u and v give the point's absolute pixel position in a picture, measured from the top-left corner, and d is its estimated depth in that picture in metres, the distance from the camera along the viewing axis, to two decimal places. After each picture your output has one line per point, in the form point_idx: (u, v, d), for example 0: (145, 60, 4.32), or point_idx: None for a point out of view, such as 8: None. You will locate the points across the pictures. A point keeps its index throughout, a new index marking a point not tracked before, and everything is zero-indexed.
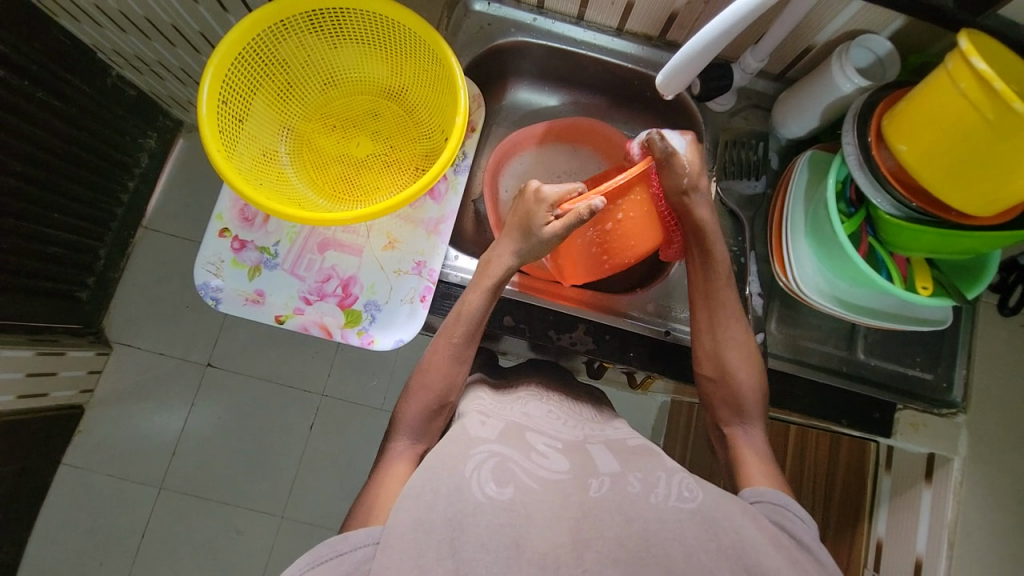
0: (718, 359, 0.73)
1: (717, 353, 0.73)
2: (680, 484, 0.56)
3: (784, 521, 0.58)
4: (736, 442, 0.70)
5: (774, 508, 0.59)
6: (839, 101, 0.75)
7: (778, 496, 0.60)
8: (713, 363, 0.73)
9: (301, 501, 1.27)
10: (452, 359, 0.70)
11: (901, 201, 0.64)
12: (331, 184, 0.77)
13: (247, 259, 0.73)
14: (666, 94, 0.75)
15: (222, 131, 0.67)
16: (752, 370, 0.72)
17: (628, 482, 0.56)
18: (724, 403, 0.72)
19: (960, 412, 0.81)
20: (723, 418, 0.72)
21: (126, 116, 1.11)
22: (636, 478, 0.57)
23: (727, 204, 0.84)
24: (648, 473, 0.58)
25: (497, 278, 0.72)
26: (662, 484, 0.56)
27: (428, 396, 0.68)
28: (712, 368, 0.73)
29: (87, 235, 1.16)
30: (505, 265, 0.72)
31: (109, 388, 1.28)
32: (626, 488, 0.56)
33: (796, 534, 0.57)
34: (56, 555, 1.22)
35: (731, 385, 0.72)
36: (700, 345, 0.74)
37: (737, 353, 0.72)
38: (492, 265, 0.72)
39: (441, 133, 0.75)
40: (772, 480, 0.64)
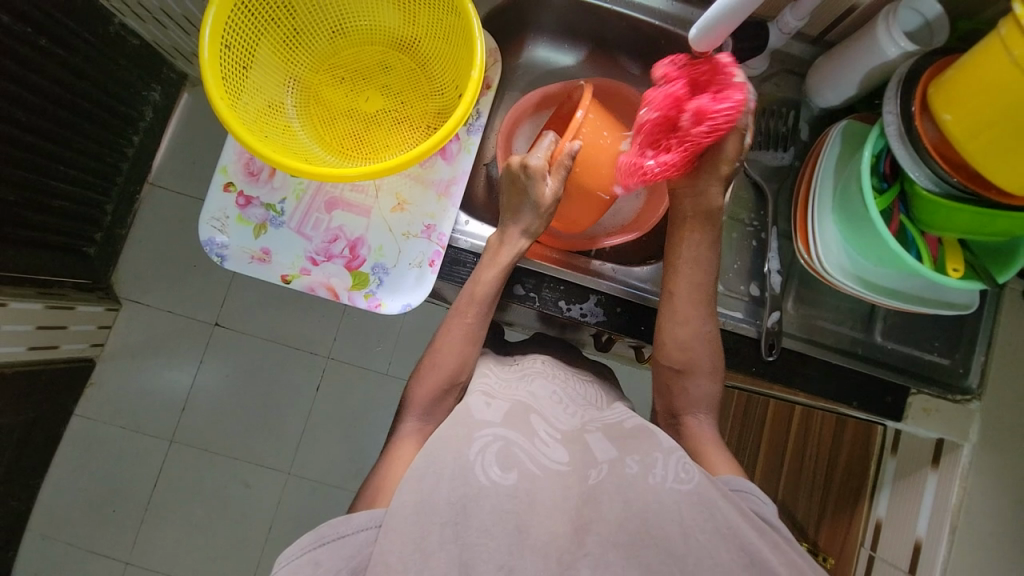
0: (688, 349, 0.68)
1: (687, 346, 0.68)
2: (677, 464, 0.54)
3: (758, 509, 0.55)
4: (693, 433, 0.67)
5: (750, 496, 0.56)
6: (880, 67, 0.70)
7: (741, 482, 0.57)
8: (682, 354, 0.68)
9: (307, 459, 1.30)
10: (463, 339, 0.68)
11: (940, 175, 0.60)
12: (339, 140, 0.73)
13: (253, 216, 0.71)
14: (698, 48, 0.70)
15: (226, 79, 0.63)
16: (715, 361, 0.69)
17: (625, 465, 0.55)
18: (684, 393, 0.68)
19: (974, 398, 0.79)
20: (678, 407, 0.68)
21: (131, 67, 1.07)
22: (632, 460, 0.56)
23: (751, 176, 0.81)
24: (645, 454, 0.56)
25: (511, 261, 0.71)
26: (660, 465, 0.54)
27: (439, 375, 0.66)
28: (678, 356, 0.68)
29: (93, 190, 1.14)
30: (519, 242, 0.72)
31: (119, 344, 1.29)
32: (623, 470, 0.55)
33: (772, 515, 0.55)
34: (71, 499, 1.26)
35: (692, 379, 0.68)
36: (668, 334, 0.69)
37: (706, 345, 0.68)
38: (503, 250, 0.71)
39: (455, 89, 0.71)
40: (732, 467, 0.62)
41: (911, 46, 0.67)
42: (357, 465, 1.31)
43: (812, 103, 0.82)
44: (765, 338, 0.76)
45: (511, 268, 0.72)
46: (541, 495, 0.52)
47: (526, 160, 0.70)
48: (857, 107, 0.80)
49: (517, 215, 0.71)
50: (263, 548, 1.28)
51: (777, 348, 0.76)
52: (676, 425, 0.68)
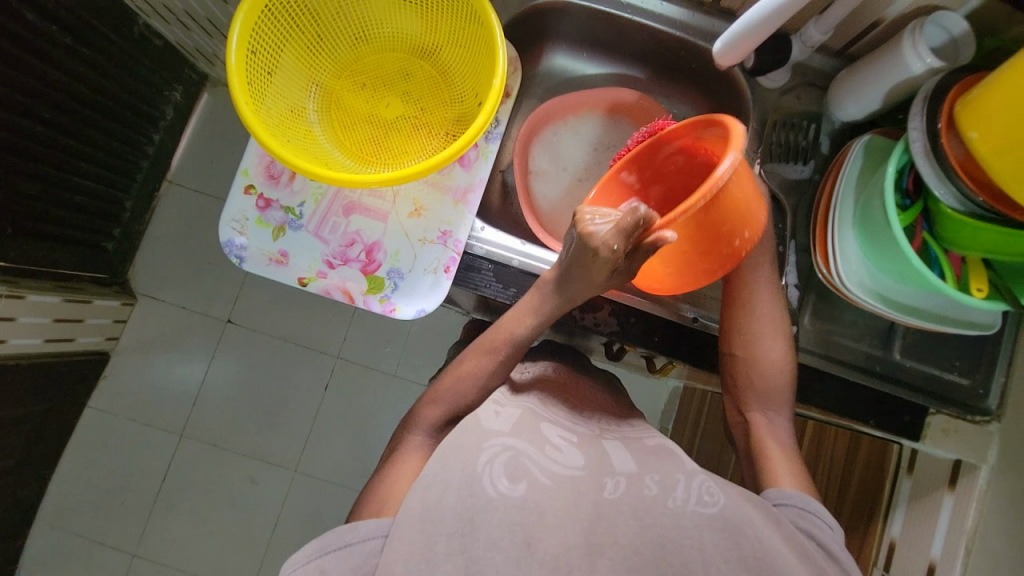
0: (749, 335, 0.70)
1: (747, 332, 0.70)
2: (701, 488, 0.55)
3: (809, 529, 0.56)
4: (757, 428, 0.68)
5: (802, 512, 0.57)
6: (906, 82, 0.69)
7: (804, 501, 0.58)
8: (744, 340, 0.70)
9: (314, 458, 1.31)
10: (488, 372, 0.67)
11: (967, 196, 0.59)
12: (359, 145, 0.74)
13: (272, 219, 0.72)
14: (722, 63, 0.71)
15: (250, 83, 0.64)
16: (780, 346, 0.70)
17: (645, 484, 0.55)
18: (749, 385, 0.69)
19: (994, 420, 0.77)
20: (744, 402, 0.69)
21: (154, 67, 1.09)
22: (652, 480, 0.55)
23: (770, 187, 0.80)
24: (666, 475, 0.56)
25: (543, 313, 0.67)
26: (681, 488, 0.55)
27: (446, 404, 0.66)
28: (740, 343, 0.70)
29: (113, 187, 1.16)
30: (551, 299, 0.66)
31: (133, 338, 1.31)
32: (642, 491, 0.55)
33: (824, 541, 0.55)
34: (82, 489, 1.28)
35: (757, 367, 0.69)
36: (732, 319, 0.71)
37: (770, 328, 0.70)
38: (538, 299, 0.67)
39: (475, 98, 0.71)
40: (797, 480, 0.62)
41: (937, 62, 0.66)
42: (362, 466, 1.31)
43: (833, 117, 0.81)
44: None
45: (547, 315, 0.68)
46: (549, 504, 0.52)
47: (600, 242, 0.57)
48: (879, 122, 0.79)
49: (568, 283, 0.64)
50: (267, 545, 1.28)
51: None
52: (743, 419, 0.69)
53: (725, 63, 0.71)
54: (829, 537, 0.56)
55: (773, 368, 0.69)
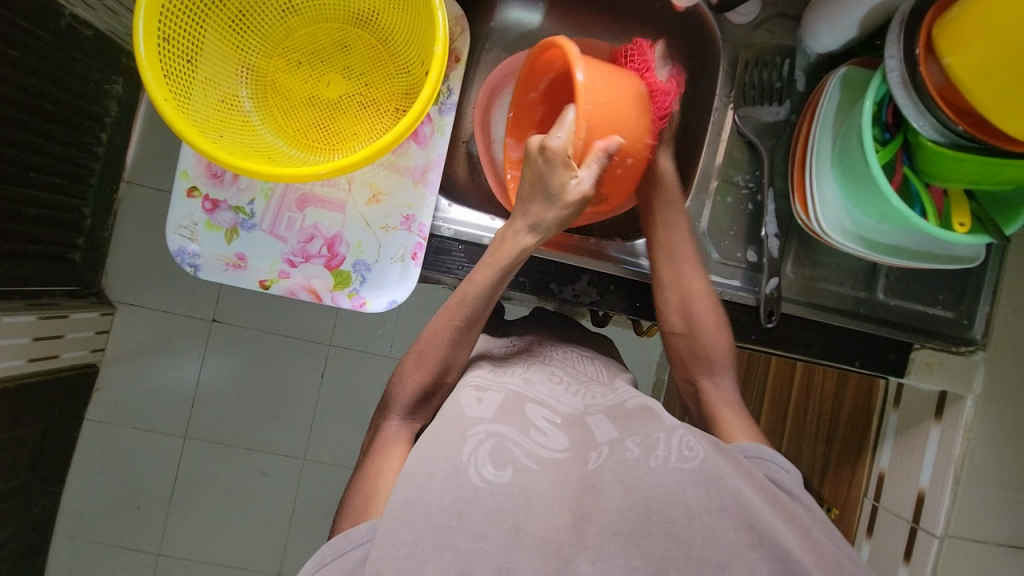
0: (686, 311, 0.71)
1: (685, 306, 0.71)
2: (680, 443, 0.54)
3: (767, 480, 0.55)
4: (707, 394, 0.68)
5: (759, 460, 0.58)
6: (883, 5, 0.65)
7: (761, 449, 0.58)
8: (681, 315, 0.71)
9: (320, 444, 1.32)
10: (451, 343, 0.65)
11: (946, 124, 0.56)
12: (303, 133, 0.68)
13: (222, 220, 0.68)
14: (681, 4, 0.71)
15: (170, 75, 0.58)
16: (718, 324, 0.70)
17: (625, 448, 0.54)
18: (695, 358, 0.70)
19: (978, 349, 0.77)
20: (692, 370, 0.70)
21: (88, 60, 1.00)
22: (633, 443, 0.55)
23: (744, 134, 0.77)
24: (646, 436, 0.55)
25: (512, 258, 0.66)
26: (661, 446, 0.53)
27: (421, 377, 0.64)
28: (680, 321, 0.71)
29: (69, 194, 1.10)
30: (522, 240, 0.66)
31: (118, 347, 1.28)
32: (624, 455, 0.54)
33: (782, 482, 0.56)
34: (96, 498, 1.29)
35: (698, 342, 0.70)
36: (662, 300, 0.72)
37: (706, 306, 0.70)
38: (506, 244, 0.66)
39: (422, 66, 0.65)
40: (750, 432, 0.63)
41: None
42: None
43: (807, 50, 0.76)
44: (765, 305, 0.74)
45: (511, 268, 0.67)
46: (537, 490, 0.51)
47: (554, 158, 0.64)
48: (856, 51, 0.75)
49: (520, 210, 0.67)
50: (286, 531, 1.31)
51: (776, 314, 0.75)
52: (694, 388, 0.70)
53: (680, 3, 0.71)
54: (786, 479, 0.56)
55: (713, 342, 0.69)
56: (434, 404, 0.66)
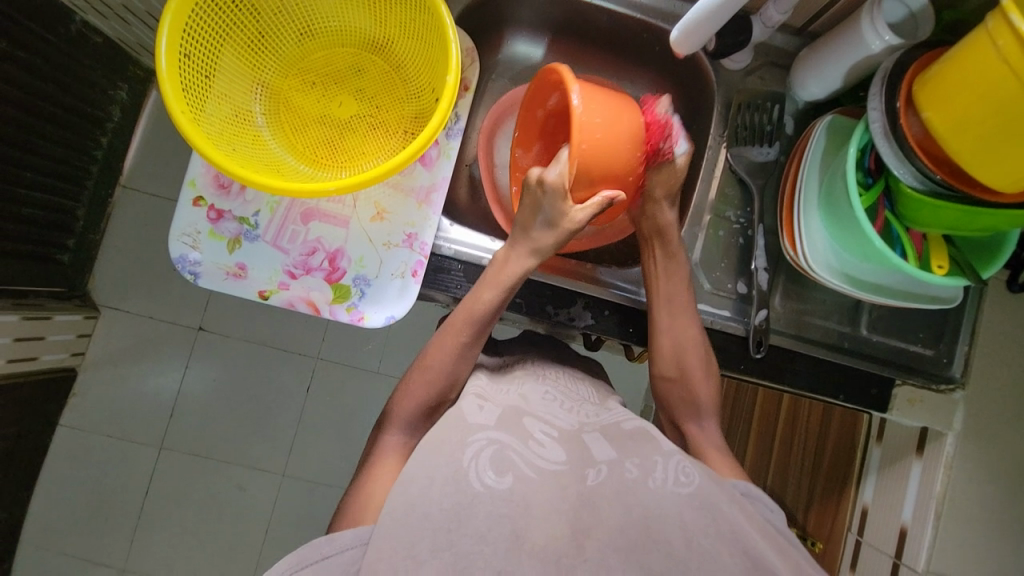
0: (678, 359, 0.71)
1: (678, 353, 0.71)
2: (677, 468, 0.55)
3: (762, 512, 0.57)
4: (692, 439, 0.69)
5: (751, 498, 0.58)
6: (866, 60, 0.69)
7: (750, 487, 0.59)
8: (674, 363, 0.71)
9: (302, 460, 1.29)
10: (456, 355, 0.66)
11: (925, 174, 0.59)
12: (313, 149, 0.70)
13: (226, 230, 0.69)
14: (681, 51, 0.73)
15: (187, 89, 0.60)
16: (707, 368, 0.71)
17: (624, 468, 0.55)
18: (684, 402, 0.71)
19: (959, 388, 0.79)
20: (679, 413, 0.71)
21: (95, 66, 1.02)
22: (632, 465, 0.55)
23: (737, 172, 0.80)
24: (645, 458, 0.56)
25: (513, 279, 0.68)
26: (659, 468, 0.55)
27: (427, 393, 0.65)
28: (671, 367, 0.71)
29: (64, 195, 1.09)
30: (525, 262, 0.69)
31: (100, 352, 1.25)
32: (623, 475, 0.55)
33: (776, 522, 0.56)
34: (62, 509, 1.24)
35: (688, 387, 0.71)
36: (657, 345, 0.72)
37: (695, 350, 0.71)
38: (507, 266, 0.69)
39: (432, 93, 0.68)
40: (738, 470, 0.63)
41: (895, 40, 0.66)
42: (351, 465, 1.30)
43: (795, 96, 0.80)
44: (754, 335, 0.76)
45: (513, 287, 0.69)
46: (537, 497, 0.51)
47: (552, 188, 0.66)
48: (841, 99, 0.79)
49: (520, 233, 0.69)
50: (260, 550, 1.27)
51: (765, 345, 0.76)
52: (680, 431, 0.71)
53: (682, 50, 0.73)
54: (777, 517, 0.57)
55: (699, 389, 0.70)
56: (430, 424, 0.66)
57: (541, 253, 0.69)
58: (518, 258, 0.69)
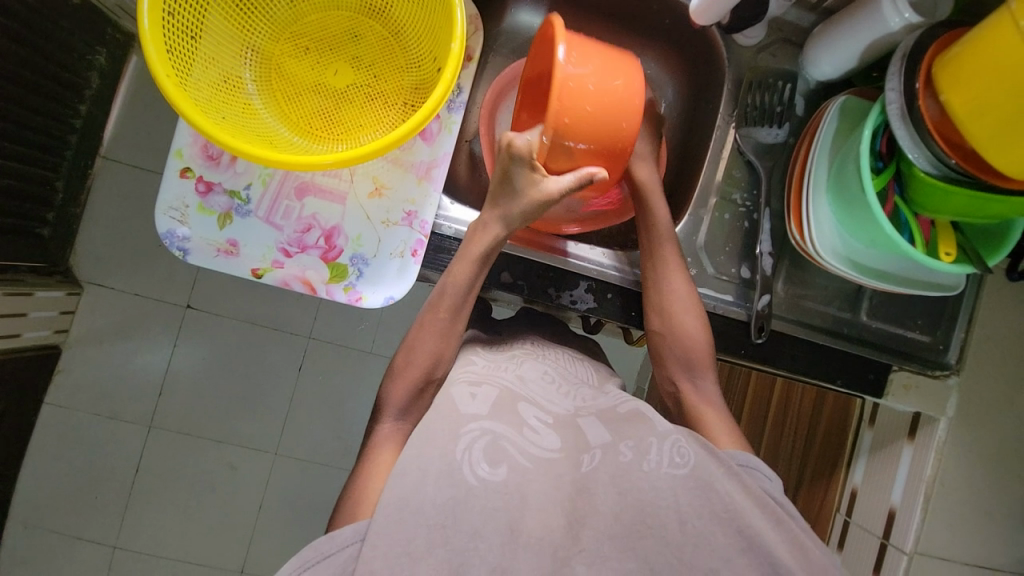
0: (666, 312, 0.71)
1: (664, 306, 0.71)
2: (672, 449, 0.54)
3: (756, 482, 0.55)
4: (689, 398, 0.67)
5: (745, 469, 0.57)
6: (884, 39, 0.67)
7: (747, 457, 0.58)
8: (661, 318, 0.71)
9: (294, 439, 1.28)
10: (440, 333, 0.66)
11: (938, 157, 0.58)
12: (307, 120, 0.67)
13: (216, 205, 0.65)
14: (698, 21, 0.73)
15: (172, 51, 0.56)
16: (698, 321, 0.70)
17: (619, 452, 0.54)
18: (674, 358, 0.69)
19: (953, 374, 0.80)
20: (674, 373, 0.69)
21: (73, 29, 0.96)
22: (626, 447, 0.55)
23: (744, 152, 0.78)
24: (640, 440, 0.55)
25: (484, 249, 0.67)
26: (654, 450, 0.54)
27: (413, 372, 0.64)
28: (660, 321, 0.71)
29: (42, 166, 1.04)
30: (493, 230, 0.68)
31: (85, 329, 1.22)
32: (617, 459, 0.54)
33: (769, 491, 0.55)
34: (51, 487, 1.23)
35: (679, 340, 0.69)
36: (648, 300, 0.72)
37: (684, 306, 0.70)
38: (478, 237, 0.68)
39: (434, 62, 0.64)
40: (735, 438, 0.62)
41: (915, 18, 0.64)
42: (344, 444, 1.30)
43: (808, 75, 0.78)
44: (755, 321, 0.76)
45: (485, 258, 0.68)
46: (531, 489, 0.51)
47: (517, 152, 0.65)
48: (853, 80, 0.77)
49: (496, 201, 0.68)
50: (254, 528, 1.27)
51: (766, 330, 0.76)
52: (675, 390, 0.69)
53: (700, 21, 0.73)
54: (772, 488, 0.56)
55: (691, 339, 0.69)
56: (426, 402, 0.65)
57: (514, 223, 0.67)
58: (493, 226, 0.68)
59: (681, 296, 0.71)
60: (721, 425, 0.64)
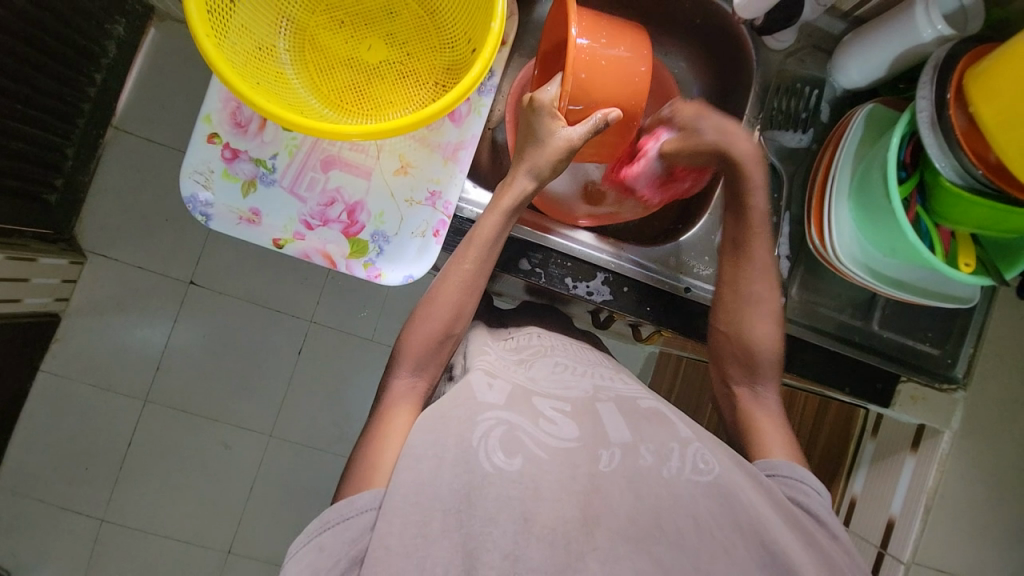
0: (735, 315, 0.70)
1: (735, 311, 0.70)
2: (694, 456, 0.54)
3: (796, 495, 0.57)
4: (742, 400, 0.68)
5: (789, 482, 0.58)
6: (912, 50, 0.68)
7: (792, 470, 0.59)
8: (728, 321, 0.70)
9: (290, 421, 1.28)
10: (461, 287, 0.65)
11: (967, 168, 0.59)
12: (337, 93, 0.67)
13: (241, 172, 0.65)
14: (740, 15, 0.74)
15: (211, 13, 0.56)
16: (769, 326, 0.69)
17: (639, 454, 0.54)
18: (736, 362, 0.69)
19: (960, 388, 0.80)
20: (733, 377, 0.69)
21: None
22: (647, 450, 0.54)
23: (768, 155, 0.79)
24: (662, 445, 0.55)
25: (515, 200, 0.67)
26: (675, 457, 0.54)
27: (433, 325, 0.64)
28: (727, 323, 0.70)
29: (54, 132, 1.04)
30: (524, 183, 0.67)
31: (86, 299, 1.21)
32: (637, 462, 0.53)
33: (808, 506, 0.56)
34: (41, 456, 1.22)
35: (744, 346, 0.69)
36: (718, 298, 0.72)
37: (770, 311, 0.70)
38: (508, 189, 0.68)
39: (468, 43, 0.64)
40: (785, 449, 0.63)
41: (948, 30, 0.64)
42: (340, 428, 1.29)
43: (834, 83, 0.79)
44: None
45: (513, 214, 0.68)
46: (547, 480, 0.50)
47: (541, 104, 0.67)
48: (879, 91, 0.78)
49: (525, 154, 0.68)
50: (244, 507, 1.27)
51: None
52: (729, 392, 0.69)
53: (743, 15, 0.74)
54: (812, 502, 0.57)
55: (758, 344, 0.69)
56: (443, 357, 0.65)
57: (542, 174, 0.68)
58: (522, 179, 0.67)
59: (752, 291, 0.70)
60: (774, 429, 0.65)
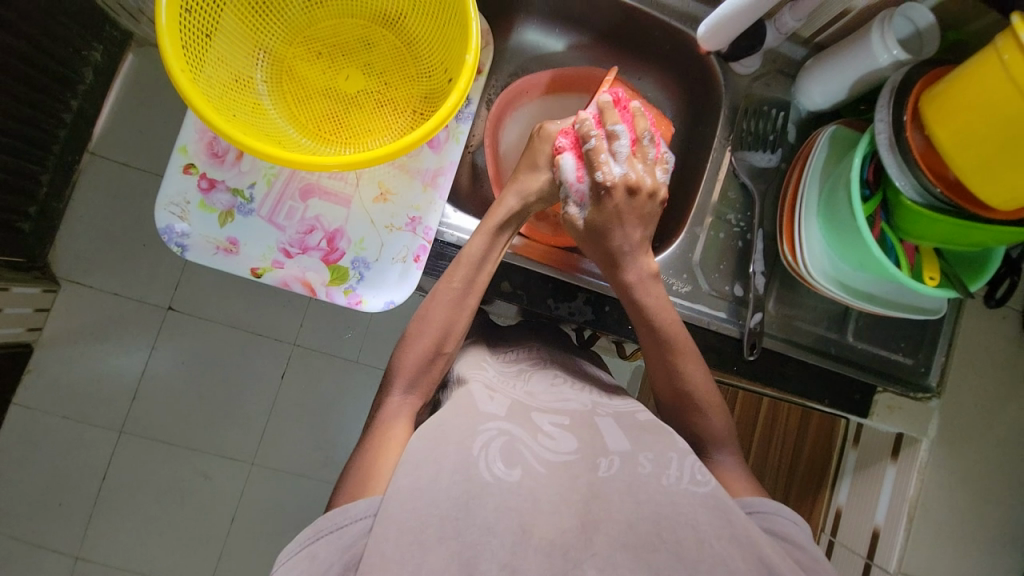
0: (676, 394, 0.67)
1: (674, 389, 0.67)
2: (692, 467, 0.55)
3: (778, 528, 0.54)
4: (712, 474, 0.64)
5: (769, 516, 0.56)
6: (872, 74, 0.71)
7: (769, 504, 0.57)
8: (672, 399, 0.67)
9: (273, 449, 1.25)
10: (451, 305, 0.65)
11: (924, 185, 0.61)
12: (315, 123, 0.67)
13: (218, 202, 0.65)
14: (707, 47, 0.76)
15: (186, 47, 0.56)
16: (711, 407, 0.66)
17: (638, 462, 0.54)
18: (689, 434, 0.67)
19: (934, 396, 0.82)
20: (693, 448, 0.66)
21: (70, 24, 0.95)
22: (646, 459, 0.55)
23: (739, 175, 0.81)
24: (661, 453, 0.55)
25: (502, 220, 0.67)
26: (674, 465, 0.54)
27: (424, 343, 0.63)
28: (672, 403, 0.67)
29: (28, 158, 1.02)
30: (510, 203, 0.68)
31: (60, 327, 1.18)
32: (636, 469, 0.54)
33: (791, 536, 0.54)
34: (10, 493, 1.16)
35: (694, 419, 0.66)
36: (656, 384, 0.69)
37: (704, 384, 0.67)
38: (499, 206, 0.68)
39: (445, 73, 0.66)
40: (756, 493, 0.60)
41: (903, 54, 0.68)
42: (325, 455, 1.26)
43: (800, 105, 0.82)
44: (749, 338, 0.78)
45: (500, 234, 0.68)
46: (544, 493, 0.50)
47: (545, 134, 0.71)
48: (842, 111, 0.81)
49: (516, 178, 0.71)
50: (225, 540, 1.22)
51: (758, 347, 0.78)
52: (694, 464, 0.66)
53: (709, 47, 0.76)
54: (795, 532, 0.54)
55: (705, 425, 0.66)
56: (432, 378, 0.64)
57: (531, 196, 0.69)
58: (512, 197, 0.69)
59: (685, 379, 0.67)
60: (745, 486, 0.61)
